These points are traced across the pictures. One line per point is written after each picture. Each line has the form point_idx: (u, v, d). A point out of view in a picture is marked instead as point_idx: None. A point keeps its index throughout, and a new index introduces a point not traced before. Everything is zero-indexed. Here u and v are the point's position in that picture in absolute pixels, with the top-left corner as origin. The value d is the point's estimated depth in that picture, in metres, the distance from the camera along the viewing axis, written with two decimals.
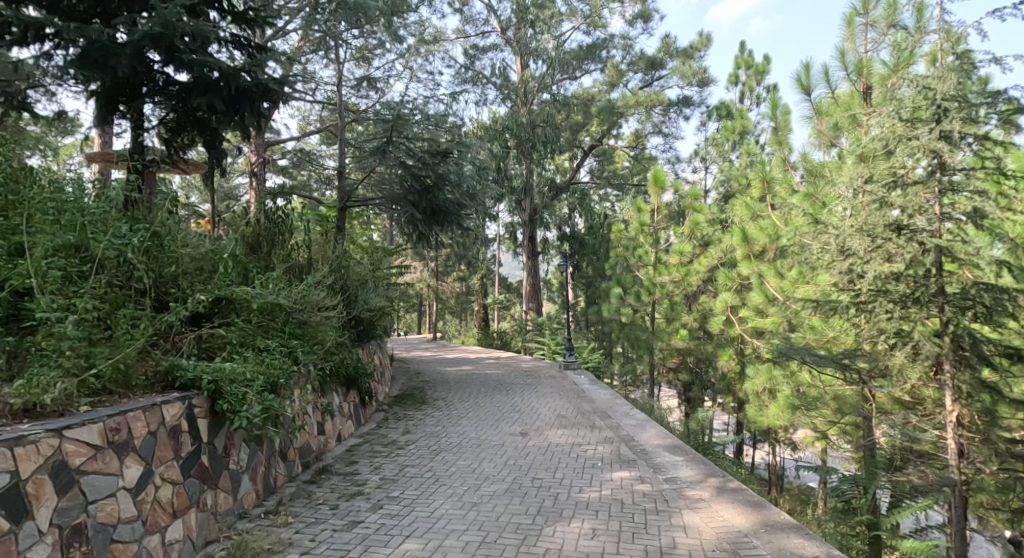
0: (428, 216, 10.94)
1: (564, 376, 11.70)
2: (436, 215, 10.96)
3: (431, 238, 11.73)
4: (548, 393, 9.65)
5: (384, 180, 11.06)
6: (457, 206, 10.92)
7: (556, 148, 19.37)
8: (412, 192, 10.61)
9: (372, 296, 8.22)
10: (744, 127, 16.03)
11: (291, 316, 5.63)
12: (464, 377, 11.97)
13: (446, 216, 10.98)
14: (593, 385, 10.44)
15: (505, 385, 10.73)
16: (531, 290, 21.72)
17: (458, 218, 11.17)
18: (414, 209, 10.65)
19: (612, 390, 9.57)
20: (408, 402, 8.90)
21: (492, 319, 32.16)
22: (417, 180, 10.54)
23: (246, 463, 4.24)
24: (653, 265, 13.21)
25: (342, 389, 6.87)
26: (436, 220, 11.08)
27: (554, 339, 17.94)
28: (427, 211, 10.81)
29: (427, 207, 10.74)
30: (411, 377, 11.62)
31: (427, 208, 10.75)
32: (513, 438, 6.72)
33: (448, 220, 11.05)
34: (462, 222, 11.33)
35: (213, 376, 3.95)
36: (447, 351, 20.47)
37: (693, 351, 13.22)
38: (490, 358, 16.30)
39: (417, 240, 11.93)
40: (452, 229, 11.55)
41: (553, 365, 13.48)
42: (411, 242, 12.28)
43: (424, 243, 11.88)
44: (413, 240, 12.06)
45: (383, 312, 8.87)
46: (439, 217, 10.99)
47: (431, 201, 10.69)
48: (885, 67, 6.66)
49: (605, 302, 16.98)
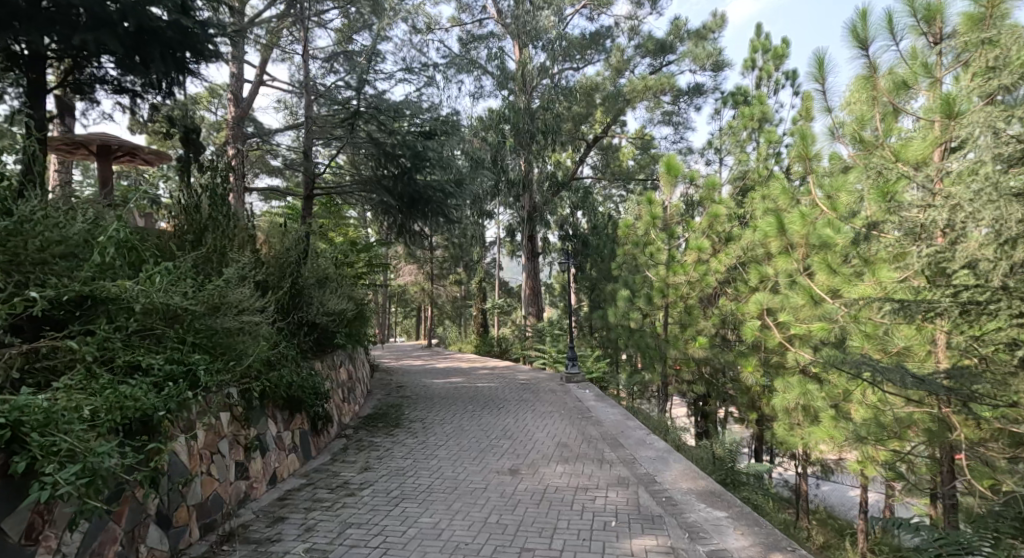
0: (406, 204, 9.42)
1: (566, 390, 10.25)
2: (416, 203, 9.43)
3: (414, 233, 10.26)
4: (546, 413, 8.18)
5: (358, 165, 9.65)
6: (441, 193, 9.43)
7: (557, 141, 17.97)
8: (389, 177, 9.19)
9: (330, 298, 6.80)
10: (763, 113, 14.58)
11: (198, 322, 4.23)
12: (452, 392, 10.55)
13: (428, 207, 9.54)
14: (601, 402, 8.98)
15: (497, 402, 9.28)
16: (531, 293, 20.28)
17: (442, 208, 9.65)
18: (391, 195, 9.19)
19: (622, 409, 8.12)
20: (379, 425, 7.48)
21: (493, 325, 30.72)
22: (394, 162, 9.14)
23: (75, 548, 2.87)
24: (666, 265, 11.75)
25: (285, 414, 5.47)
26: (417, 209, 9.55)
27: (556, 347, 16.44)
28: (406, 200, 9.35)
29: (404, 194, 9.27)
30: (391, 392, 10.19)
31: (405, 196, 9.29)
32: (499, 478, 5.27)
33: (431, 212, 9.60)
34: (448, 215, 9.89)
35: (10, 416, 2.56)
36: (441, 359, 19.03)
37: (711, 361, 11.77)
38: (485, 367, 14.87)
39: (398, 237, 10.47)
40: (437, 225, 10.10)
41: (555, 376, 12.03)
42: (391, 240, 10.82)
43: (405, 240, 10.41)
44: (393, 237, 10.60)
45: (348, 317, 7.42)
46: (419, 208, 9.54)
47: (411, 188, 9.27)
48: (974, 5, 5.16)
49: (611, 307, 15.57)
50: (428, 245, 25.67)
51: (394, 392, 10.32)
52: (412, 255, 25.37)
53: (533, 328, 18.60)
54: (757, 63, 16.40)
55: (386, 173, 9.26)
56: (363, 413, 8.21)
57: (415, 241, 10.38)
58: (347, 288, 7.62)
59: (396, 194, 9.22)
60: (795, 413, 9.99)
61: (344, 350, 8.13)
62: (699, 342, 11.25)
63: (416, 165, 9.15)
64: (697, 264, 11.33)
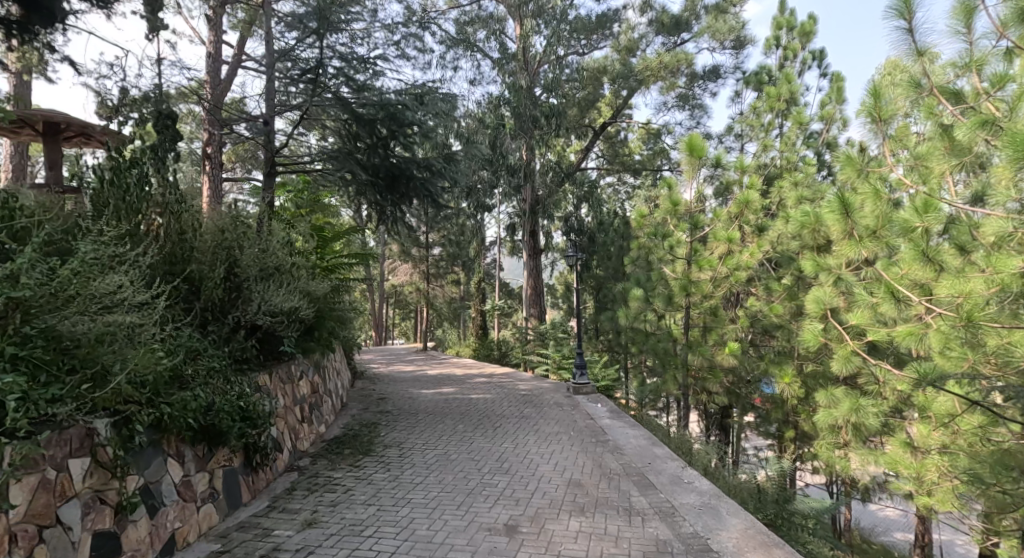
0: (385, 182, 8.06)
1: (573, 405, 8.82)
2: (397, 181, 8.08)
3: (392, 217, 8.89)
4: (551, 435, 6.74)
5: (329, 132, 8.27)
6: (425, 169, 8.09)
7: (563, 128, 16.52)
8: (359, 148, 7.79)
9: (277, 292, 5.34)
10: (792, 93, 13.10)
11: (34, 320, 2.97)
12: (439, 405, 9.11)
13: (409, 187, 8.18)
14: (616, 421, 7.54)
15: (493, 419, 7.82)
16: (533, 293, 18.79)
17: (427, 188, 8.29)
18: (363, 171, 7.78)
19: (645, 432, 6.68)
20: (345, 454, 6.02)
21: (492, 327, 29.21)
22: (367, 129, 7.73)
23: None
24: (688, 259, 10.10)
25: (203, 451, 4.03)
26: (397, 188, 8.17)
27: (560, 352, 14.93)
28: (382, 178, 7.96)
29: (380, 169, 7.91)
30: (369, 407, 8.73)
31: (380, 172, 7.88)
32: (492, 542, 3.84)
33: (413, 191, 8.24)
34: (432, 196, 8.53)
35: None
36: (435, 364, 17.53)
37: (738, 370, 10.31)
38: (481, 374, 13.36)
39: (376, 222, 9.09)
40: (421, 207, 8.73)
41: (560, 386, 10.55)
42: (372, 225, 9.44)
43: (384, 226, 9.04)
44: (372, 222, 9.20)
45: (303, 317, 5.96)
46: (398, 187, 8.15)
47: (388, 161, 7.93)
48: None
49: (621, 307, 14.07)
50: (423, 242, 24.11)
51: (372, 405, 8.88)
52: (406, 253, 23.79)
53: (534, 332, 17.10)
54: (780, 41, 14.93)
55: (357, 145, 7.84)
56: (330, 435, 6.77)
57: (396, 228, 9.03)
58: (306, 280, 6.18)
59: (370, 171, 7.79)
60: (847, 431, 8.53)
61: (304, 357, 6.70)
62: (728, 349, 9.68)
63: (393, 135, 7.77)
64: (726, 257, 9.77)
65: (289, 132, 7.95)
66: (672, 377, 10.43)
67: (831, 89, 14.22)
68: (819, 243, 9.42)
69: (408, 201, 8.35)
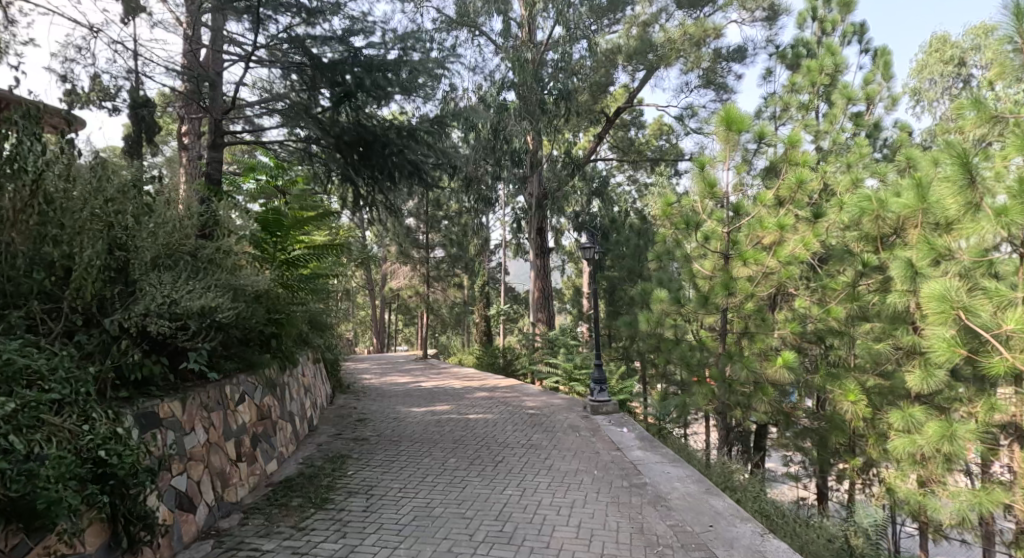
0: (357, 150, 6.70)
1: (593, 428, 7.22)
2: (371, 149, 6.73)
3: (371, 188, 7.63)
4: (567, 477, 5.18)
5: (288, 87, 6.67)
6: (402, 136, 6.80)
7: (573, 114, 14.93)
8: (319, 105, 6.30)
9: (183, 286, 3.76)
10: (836, 65, 11.41)
11: None
12: (430, 429, 7.54)
13: (386, 154, 6.85)
14: (650, 451, 5.97)
15: (493, 450, 6.25)
16: (540, 296, 17.18)
17: (408, 157, 6.94)
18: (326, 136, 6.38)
19: (693, 472, 5.11)
20: (292, 508, 4.48)
21: (498, 334, 27.53)
22: (332, 79, 6.23)
23: None
24: (727, 253, 8.51)
25: (17, 539, 2.72)
26: (372, 158, 6.84)
27: (572, 363, 13.33)
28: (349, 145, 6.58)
29: (347, 133, 6.57)
30: (344, 432, 7.15)
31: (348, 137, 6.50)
32: None
33: (390, 161, 6.88)
34: (418, 170, 7.17)
35: None
36: (433, 375, 15.93)
37: (785, 385, 8.71)
38: (482, 388, 11.73)
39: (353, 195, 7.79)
40: (406, 183, 7.41)
41: (574, 403, 8.96)
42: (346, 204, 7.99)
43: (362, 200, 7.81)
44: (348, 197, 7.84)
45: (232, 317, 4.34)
46: (371, 155, 6.81)
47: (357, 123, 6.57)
48: None
49: (641, 312, 12.41)
50: (423, 243, 22.55)
51: (348, 429, 7.34)
52: (404, 254, 22.21)
53: (541, 339, 15.51)
54: (816, 13, 13.28)
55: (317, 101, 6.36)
56: (279, 476, 5.22)
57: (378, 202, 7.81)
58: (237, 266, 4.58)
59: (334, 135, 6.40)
60: (933, 462, 6.91)
61: (247, 374, 5.22)
62: (776, 360, 8.10)
63: (359, 88, 6.22)
64: (776, 248, 8.10)
65: (236, 84, 6.30)
66: (708, 392, 8.81)
67: (874, 65, 12.56)
68: (886, 233, 7.81)
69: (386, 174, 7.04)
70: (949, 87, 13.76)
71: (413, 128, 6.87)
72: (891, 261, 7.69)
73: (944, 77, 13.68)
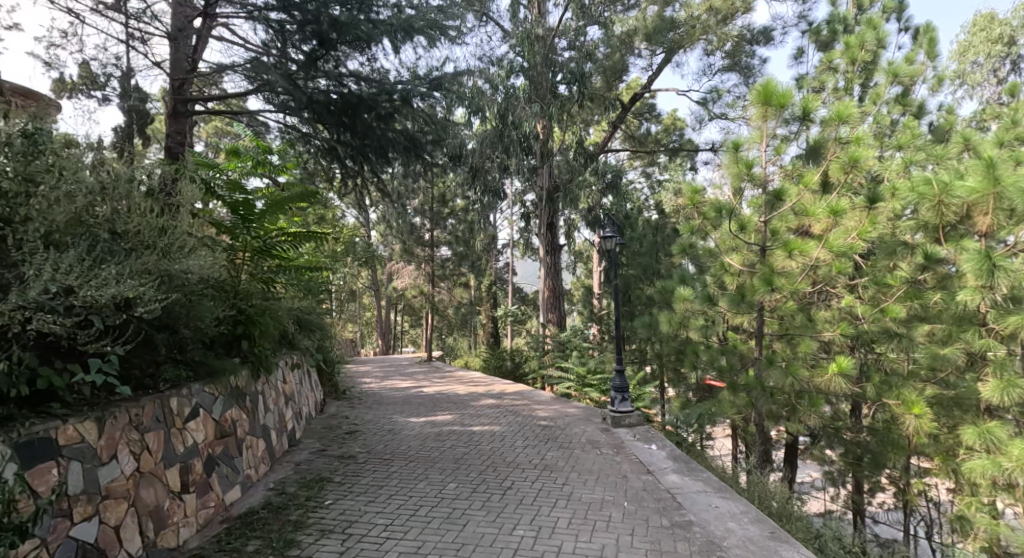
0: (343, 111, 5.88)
1: (617, 445, 6.26)
2: (358, 109, 5.89)
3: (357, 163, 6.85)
4: (591, 513, 4.23)
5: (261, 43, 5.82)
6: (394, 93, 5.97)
7: (587, 101, 13.97)
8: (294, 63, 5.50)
9: (81, 268, 2.87)
10: (880, 40, 10.34)
11: None
12: (428, 443, 6.63)
13: (374, 124, 6.04)
14: (689, 478, 5.01)
15: (500, 474, 5.30)
16: (551, 296, 16.21)
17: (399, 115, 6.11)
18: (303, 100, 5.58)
19: (751, 508, 4.16)
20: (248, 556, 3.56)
21: (506, 335, 26.59)
22: (309, 26, 5.38)
23: None
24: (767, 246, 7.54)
25: None
26: (359, 122, 6.01)
27: (585, 367, 12.37)
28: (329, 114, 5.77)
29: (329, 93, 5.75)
30: (331, 448, 6.24)
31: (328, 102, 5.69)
32: None
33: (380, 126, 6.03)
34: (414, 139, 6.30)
35: None
36: (437, 379, 14.99)
37: (832, 395, 7.72)
38: (489, 394, 10.77)
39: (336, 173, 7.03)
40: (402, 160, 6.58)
41: (591, 414, 8.00)
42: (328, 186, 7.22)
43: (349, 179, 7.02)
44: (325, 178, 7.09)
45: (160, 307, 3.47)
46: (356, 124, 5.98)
47: (341, 85, 5.74)
48: None
49: (663, 313, 11.42)
50: (428, 241, 21.68)
51: (335, 444, 6.45)
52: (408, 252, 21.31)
53: (552, 341, 14.58)
54: None
55: (291, 59, 5.57)
56: (240, 508, 4.31)
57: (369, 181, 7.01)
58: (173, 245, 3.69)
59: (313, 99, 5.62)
60: (1017, 487, 5.91)
61: (203, 385, 4.33)
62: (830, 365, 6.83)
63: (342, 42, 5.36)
64: (826, 237, 6.89)
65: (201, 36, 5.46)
66: (742, 401, 7.85)
67: (917, 43, 11.52)
68: (952, 221, 6.84)
69: (376, 145, 6.24)
70: (996, 69, 12.69)
71: (406, 92, 6.05)
72: (959, 254, 6.70)
73: (991, 57, 12.61)
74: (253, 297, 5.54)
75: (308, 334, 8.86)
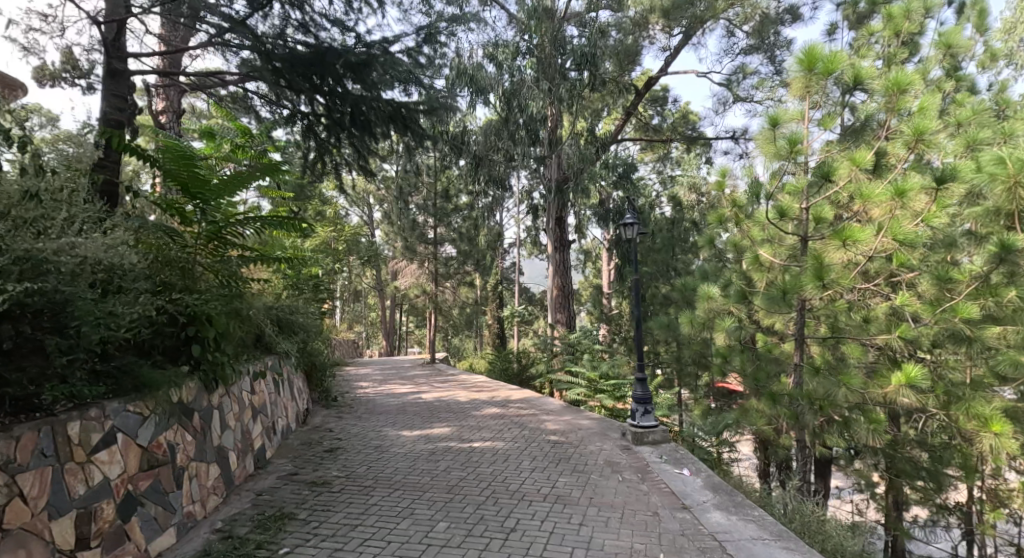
0: (311, 66, 5.14)
1: (640, 469, 5.31)
2: (327, 63, 5.15)
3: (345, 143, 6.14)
4: None
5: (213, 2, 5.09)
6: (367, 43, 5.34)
7: (599, 85, 13.00)
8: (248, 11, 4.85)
9: None
10: (929, 9, 9.29)
11: None
12: (419, 465, 5.68)
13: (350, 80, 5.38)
14: (736, 518, 4.08)
15: (501, 510, 4.38)
16: (560, 294, 15.18)
17: (378, 73, 5.39)
18: (261, 53, 5.00)
19: None
20: None
21: (513, 336, 25.58)
22: None
23: None
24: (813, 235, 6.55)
25: None
26: (331, 79, 5.28)
27: (597, 371, 11.37)
28: (296, 73, 5.15)
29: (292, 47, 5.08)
30: (305, 472, 5.31)
31: (293, 56, 5.08)
32: None
33: (355, 80, 5.34)
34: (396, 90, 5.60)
35: None
36: (437, 383, 13.98)
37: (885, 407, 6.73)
38: (493, 402, 9.79)
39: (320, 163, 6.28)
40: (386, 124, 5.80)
41: (607, 427, 7.02)
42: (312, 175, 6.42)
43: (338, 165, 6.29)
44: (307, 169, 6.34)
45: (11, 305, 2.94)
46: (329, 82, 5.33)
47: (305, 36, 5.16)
48: None
49: (683, 313, 10.44)
50: (431, 238, 20.70)
51: (310, 467, 5.51)
52: (410, 249, 20.33)
53: (560, 342, 13.58)
54: None
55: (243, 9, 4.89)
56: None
57: (360, 159, 6.28)
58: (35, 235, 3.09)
59: (274, 51, 5.01)
60: None
61: (125, 403, 3.43)
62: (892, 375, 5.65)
63: None
64: (888, 223, 5.81)
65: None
66: (779, 413, 6.86)
67: (964, 16, 10.43)
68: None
69: (358, 107, 5.56)
70: None
71: (384, 40, 5.42)
72: None
73: None
74: (207, 290, 4.69)
75: (289, 336, 7.92)
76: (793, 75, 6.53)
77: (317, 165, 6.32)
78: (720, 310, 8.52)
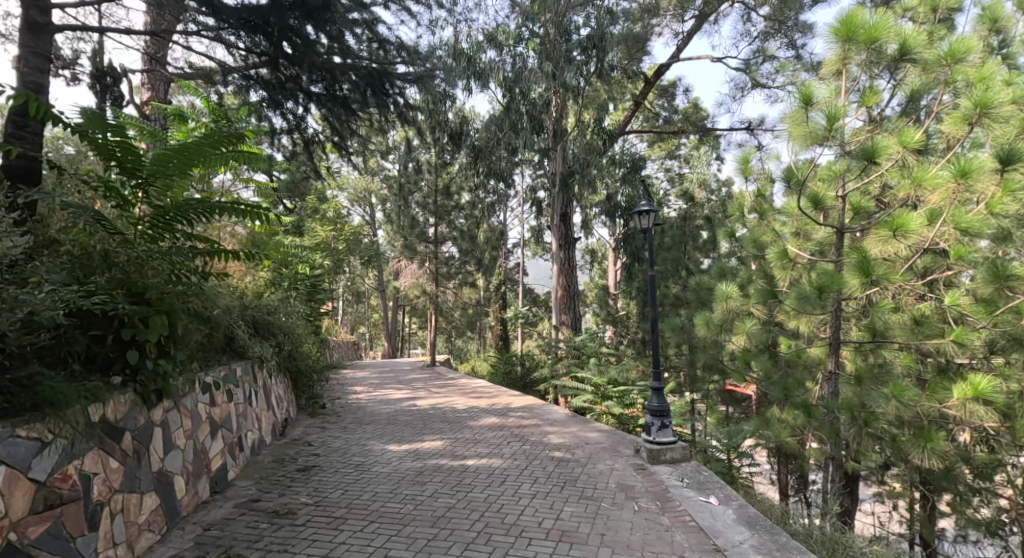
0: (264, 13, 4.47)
1: (661, 496, 4.56)
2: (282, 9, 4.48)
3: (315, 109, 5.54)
4: None
5: None
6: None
7: (607, 72, 12.23)
8: None
9: None
10: None
11: None
12: (402, 489, 4.92)
13: (316, 39, 4.81)
14: None
15: (493, 551, 3.65)
16: (565, 294, 14.40)
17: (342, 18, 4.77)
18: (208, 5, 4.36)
19: None
20: None
21: (517, 339, 24.79)
22: None
23: None
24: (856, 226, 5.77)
25: None
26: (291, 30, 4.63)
27: (605, 377, 10.60)
28: (248, 26, 4.52)
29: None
30: (268, 499, 4.58)
31: (244, 5, 4.43)
32: None
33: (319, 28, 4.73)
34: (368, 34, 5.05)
35: None
36: (435, 389, 13.20)
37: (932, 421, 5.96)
38: (492, 411, 9.01)
39: (284, 132, 5.72)
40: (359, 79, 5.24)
41: (619, 442, 6.25)
42: (275, 143, 5.87)
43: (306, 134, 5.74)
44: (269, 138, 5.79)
45: None
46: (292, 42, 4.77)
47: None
48: None
49: (699, 315, 9.66)
50: (431, 236, 19.97)
51: (275, 492, 4.77)
52: (410, 248, 19.58)
53: (565, 345, 12.82)
54: None
55: None
56: None
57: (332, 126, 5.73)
58: None
59: (222, 2, 4.37)
60: None
61: (10, 428, 2.75)
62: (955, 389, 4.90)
63: None
64: (952, 213, 5.07)
65: None
66: (813, 427, 6.09)
67: None
68: None
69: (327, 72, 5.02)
70: None
71: None
72: None
73: None
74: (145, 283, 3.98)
75: (268, 340, 7.20)
76: (828, 51, 5.82)
77: (281, 134, 5.77)
78: (740, 311, 7.75)
